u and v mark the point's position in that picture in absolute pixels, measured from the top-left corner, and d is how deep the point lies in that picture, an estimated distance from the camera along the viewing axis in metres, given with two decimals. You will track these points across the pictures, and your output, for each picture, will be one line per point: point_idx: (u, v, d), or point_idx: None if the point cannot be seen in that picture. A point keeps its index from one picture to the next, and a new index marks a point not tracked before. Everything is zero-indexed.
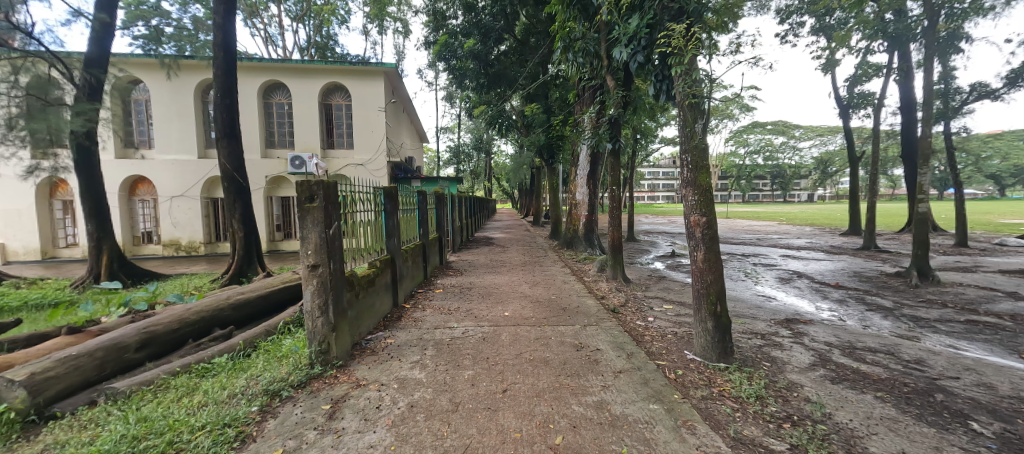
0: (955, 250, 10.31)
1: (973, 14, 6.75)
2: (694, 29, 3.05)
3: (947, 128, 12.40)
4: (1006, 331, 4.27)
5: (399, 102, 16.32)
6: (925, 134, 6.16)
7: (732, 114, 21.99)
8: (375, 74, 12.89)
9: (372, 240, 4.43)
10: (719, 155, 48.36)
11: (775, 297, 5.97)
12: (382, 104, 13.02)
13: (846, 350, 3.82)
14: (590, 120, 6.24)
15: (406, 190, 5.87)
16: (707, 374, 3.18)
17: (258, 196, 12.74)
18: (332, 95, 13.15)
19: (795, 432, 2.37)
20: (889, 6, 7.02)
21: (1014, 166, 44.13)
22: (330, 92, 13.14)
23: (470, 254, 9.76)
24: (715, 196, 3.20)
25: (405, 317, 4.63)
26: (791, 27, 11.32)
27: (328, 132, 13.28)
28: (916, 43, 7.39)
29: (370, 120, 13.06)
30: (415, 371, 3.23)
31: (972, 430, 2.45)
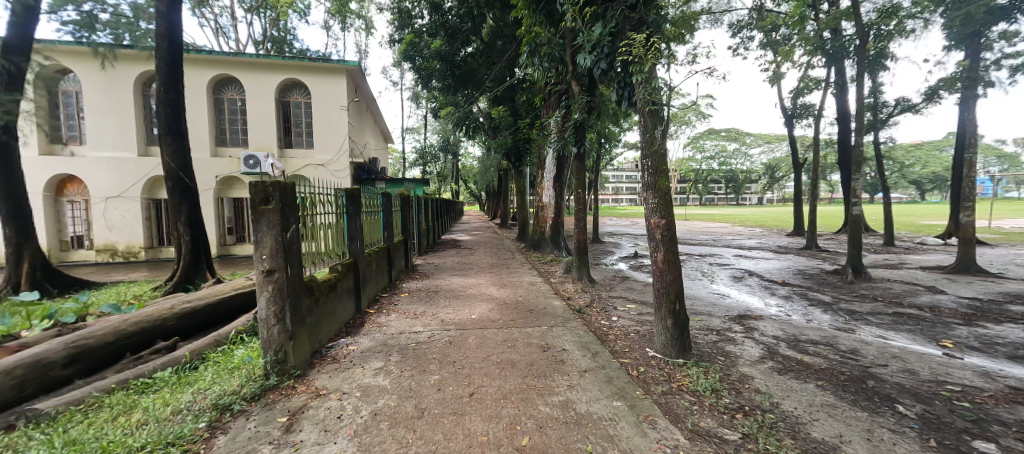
0: (884, 249, 11.36)
1: (898, 35, 7.43)
2: (653, 39, 3.18)
3: (875, 139, 13.64)
4: (928, 322, 4.73)
5: (363, 100, 15.83)
6: (860, 144, 6.69)
7: (690, 120, 23.08)
8: (336, 72, 12.48)
9: (333, 243, 4.25)
10: (679, 160, 50.83)
11: (729, 294, 6.31)
12: (344, 102, 12.55)
13: (792, 343, 4.09)
14: (556, 124, 6.27)
15: (369, 192, 5.67)
16: (668, 370, 3.30)
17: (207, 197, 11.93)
18: (291, 92, 12.58)
19: (746, 422, 2.53)
20: (826, 25, 7.62)
21: (931, 173, 49.56)
22: (289, 89, 12.56)
23: (437, 257, 9.65)
24: (674, 199, 3.33)
25: (368, 323, 4.49)
26: (741, 40, 12.02)
27: (287, 130, 12.67)
28: (850, 60, 8.02)
29: (331, 119, 12.57)
30: (378, 378, 3.14)
31: (898, 412, 2.72)
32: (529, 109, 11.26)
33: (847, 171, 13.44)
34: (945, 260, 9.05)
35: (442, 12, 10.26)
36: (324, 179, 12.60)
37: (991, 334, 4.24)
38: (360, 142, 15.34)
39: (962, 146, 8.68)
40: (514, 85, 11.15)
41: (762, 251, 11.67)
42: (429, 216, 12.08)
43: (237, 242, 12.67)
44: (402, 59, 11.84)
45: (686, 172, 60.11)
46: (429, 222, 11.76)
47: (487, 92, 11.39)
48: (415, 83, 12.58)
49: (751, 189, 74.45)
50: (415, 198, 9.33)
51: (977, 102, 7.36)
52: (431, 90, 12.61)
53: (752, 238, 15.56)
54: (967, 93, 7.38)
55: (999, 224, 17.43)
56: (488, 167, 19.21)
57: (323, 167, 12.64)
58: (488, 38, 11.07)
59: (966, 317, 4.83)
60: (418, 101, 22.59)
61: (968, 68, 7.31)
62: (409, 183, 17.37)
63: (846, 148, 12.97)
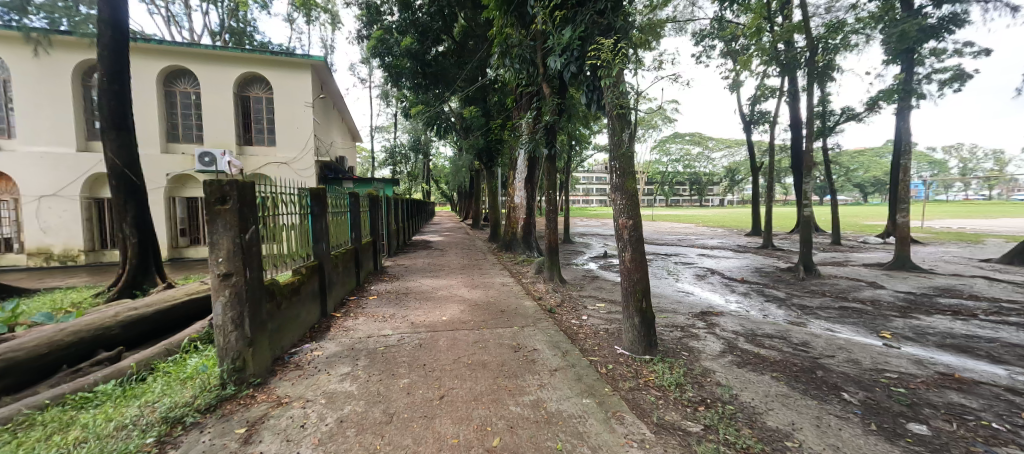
0: (831, 247, 12.22)
1: (843, 49, 7.98)
2: (620, 45, 3.27)
3: (824, 145, 14.64)
4: (869, 315, 5.12)
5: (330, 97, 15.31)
6: (810, 149, 7.14)
7: (656, 124, 23.86)
8: (301, 67, 12.03)
9: (297, 245, 4.09)
10: (646, 163, 52.47)
11: (693, 292, 6.58)
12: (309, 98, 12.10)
13: (750, 337, 4.31)
14: (528, 125, 6.31)
15: (336, 192, 5.49)
16: (635, 367, 3.39)
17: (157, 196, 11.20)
18: (253, 87, 11.99)
19: (708, 414, 2.65)
20: (780, 37, 8.07)
21: (872, 178, 53.87)
22: (251, 83, 11.97)
23: (407, 258, 9.47)
24: (640, 200, 3.42)
25: (335, 327, 4.34)
26: (704, 49, 12.55)
27: (247, 127, 12.07)
28: (802, 70, 8.53)
29: (297, 115, 12.09)
30: (344, 384, 3.04)
31: (844, 399, 2.93)
32: (501, 110, 11.30)
33: (799, 175, 14.34)
34: (884, 257, 9.84)
35: (413, 10, 10.10)
36: (289, 178, 12.09)
37: (923, 325, 4.64)
38: (326, 140, 14.84)
39: (897, 153, 9.47)
40: (486, 85, 11.15)
41: (723, 250, 12.24)
42: (400, 217, 11.83)
43: (191, 244, 12.01)
44: (371, 56, 11.53)
45: (654, 175, 62.23)
46: (399, 223, 11.54)
47: (460, 91, 11.32)
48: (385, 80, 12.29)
49: (714, 191, 78.07)
50: (385, 198, 9.12)
51: (910, 113, 8.06)
52: (400, 88, 12.34)
53: (714, 238, 16.29)
54: (902, 104, 8.06)
55: (930, 224, 19.17)
56: (461, 167, 19.09)
57: (286, 166, 12.08)
58: (460, 38, 10.98)
59: (901, 310, 5.26)
60: (389, 99, 22.15)
61: (903, 81, 7.98)
62: (378, 183, 16.97)
63: (798, 153, 13.83)
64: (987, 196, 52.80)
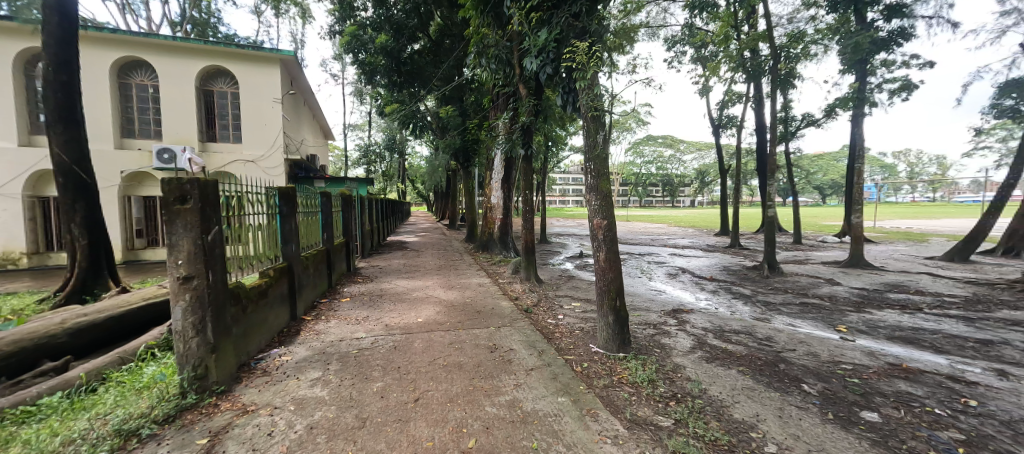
0: (793, 246, 12.85)
1: (803, 58, 8.40)
2: (595, 48, 3.33)
3: (787, 149, 15.41)
4: (827, 310, 5.42)
5: (301, 93, 14.83)
6: (773, 153, 7.47)
7: (630, 127, 24.41)
8: (269, 61, 11.60)
9: (264, 246, 3.93)
10: (621, 164, 53.61)
11: (664, 290, 6.77)
12: (278, 94, 11.69)
13: (718, 333, 4.47)
14: (504, 125, 6.32)
15: (306, 191, 5.32)
16: (609, 364, 3.46)
17: (110, 195, 10.53)
18: (217, 81, 11.47)
19: (678, 408, 2.73)
20: (746, 46, 8.40)
21: (831, 181, 57.15)
22: (215, 78, 11.45)
23: (382, 259, 9.29)
24: (614, 201, 3.49)
25: (305, 331, 4.20)
26: (676, 54, 12.94)
27: (211, 123, 11.53)
28: (766, 77, 8.93)
29: (265, 112, 11.65)
30: (315, 389, 2.95)
31: (804, 390, 3.09)
32: (478, 110, 11.29)
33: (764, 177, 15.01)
34: (840, 256, 10.45)
35: (387, 7, 9.91)
36: (256, 177, 11.61)
37: (875, 319, 4.96)
38: (296, 138, 14.36)
39: (852, 157, 10.08)
40: (463, 85, 11.10)
41: (693, 249, 12.66)
42: (374, 217, 11.60)
43: (149, 245, 11.41)
44: (344, 52, 11.22)
45: (629, 176, 63.64)
46: (373, 223, 11.30)
47: (436, 91, 11.22)
48: (359, 77, 11.99)
49: (686, 192, 80.75)
50: (358, 198, 8.93)
51: (864, 120, 8.59)
52: (375, 86, 12.08)
53: (685, 238, 16.82)
54: (857, 111, 8.57)
55: (880, 224, 20.54)
56: (439, 166, 18.91)
57: (253, 164, 11.57)
58: (436, 36, 10.88)
59: (856, 305, 5.60)
60: (364, 97, 21.65)
61: (857, 90, 8.49)
62: (352, 183, 16.56)
63: (763, 156, 14.48)
64: (932, 198, 57.11)
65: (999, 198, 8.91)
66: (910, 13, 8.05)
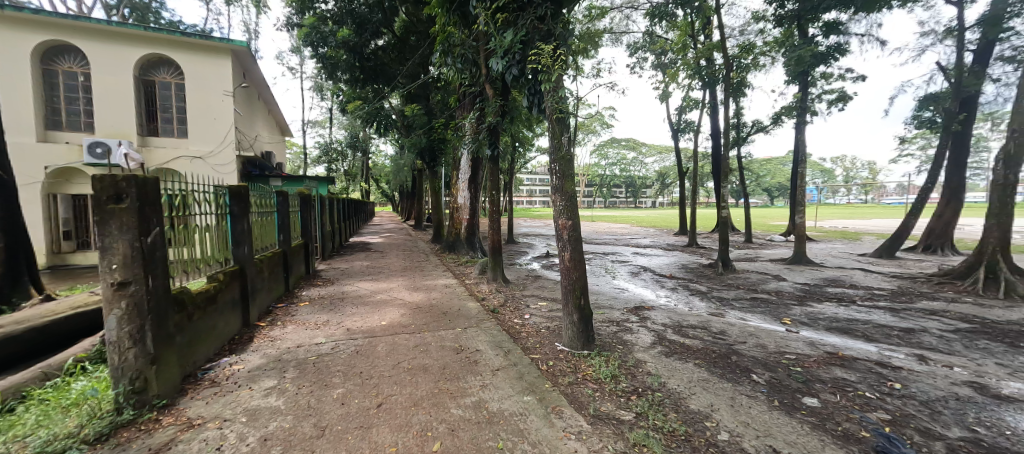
0: (745, 245, 13.70)
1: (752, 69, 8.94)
2: (559, 52, 3.39)
3: (739, 153, 16.40)
4: (774, 304, 5.81)
5: (254, 86, 14.05)
6: (727, 157, 7.90)
7: (595, 129, 25.06)
8: (220, 52, 10.91)
9: (212, 249, 3.68)
10: (586, 166, 54.93)
11: (627, 289, 7.00)
12: (230, 87, 11.01)
13: (676, 329, 4.67)
14: (470, 125, 6.29)
15: (261, 190, 5.05)
16: (574, 362, 3.53)
17: (32, 193, 9.47)
18: (158, 71, 10.61)
19: (639, 402, 2.83)
20: (701, 55, 8.83)
21: (778, 184, 61.52)
22: (155, 67, 10.59)
23: (344, 261, 8.98)
24: (578, 201, 3.56)
25: (259, 338, 3.99)
26: (638, 60, 13.40)
27: (152, 116, 10.68)
28: (721, 85, 9.42)
29: (215, 105, 10.94)
30: (269, 399, 2.80)
31: (753, 380, 3.29)
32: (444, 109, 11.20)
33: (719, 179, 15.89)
34: (785, 253, 11.25)
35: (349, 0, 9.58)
36: (203, 174, 10.86)
37: (816, 311, 5.38)
38: (249, 134, 13.55)
39: (796, 161, 10.86)
40: (430, 83, 10.95)
41: (654, 248, 13.18)
42: (336, 217, 11.20)
43: (78, 249, 10.36)
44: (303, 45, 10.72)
45: (595, 178, 65.31)
46: (334, 224, 10.87)
47: (401, 88, 10.98)
48: (318, 72, 11.50)
49: (649, 193, 84.05)
50: (319, 198, 8.59)
51: (806, 127, 9.28)
52: (335, 81, 11.65)
53: (646, 237, 17.47)
54: (800, 119, 9.25)
55: (820, 224, 22.36)
56: (405, 166, 18.52)
57: (202, 160, 10.86)
58: (401, 33, 10.67)
59: (799, 299, 6.05)
60: (325, 92, 20.80)
61: (800, 100, 9.16)
62: (313, 182, 15.86)
63: (718, 160, 15.30)
64: (864, 200, 62.90)
65: (919, 201, 9.93)
66: (845, 30, 8.79)
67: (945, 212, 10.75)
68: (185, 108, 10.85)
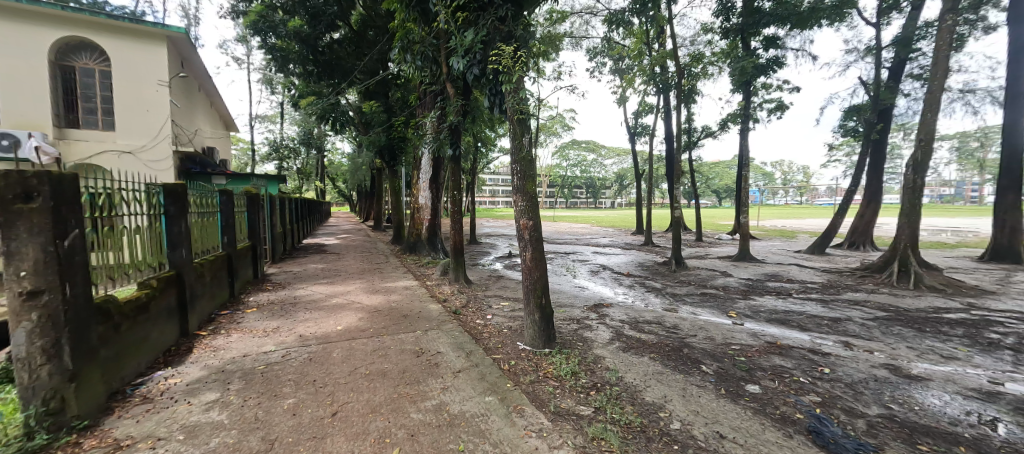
0: (696, 243, 14.53)
1: (701, 77, 9.46)
2: (520, 53, 3.42)
3: (690, 156, 17.37)
4: (722, 298, 6.21)
5: (193, 76, 13.02)
6: (679, 160, 8.31)
7: (556, 131, 25.51)
8: (153, 38, 10.06)
9: (144, 253, 3.37)
10: (549, 167, 55.82)
11: (587, 287, 7.20)
12: (166, 77, 10.20)
13: (633, 324, 4.86)
14: (431, 124, 6.19)
15: (202, 188, 4.69)
16: (535, 360, 3.58)
17: None
18: (77, 56, 9.53)
19: (598, 397, 2.93)
20: (655, 62, 9.21)
21: (726, 185, 65.90)
22: (74, 51, 9.51)
23: (297, 264, 8.53)
24: (539, 202, 3.62)
25: (199, 348, 3.72)
26: (597, 65, 13.79)
27: (71, 105, 9.57)
28: (673, 91, 9.88)
29: (149, 96, 10.09)
30: (211, 414, 2.61)
31: (702, 370, 3.50)
32: (404, 107, 10.96)
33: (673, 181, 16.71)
34: (731, 251, 12.06)
35: None
36: (134, 171, 9.97)
37: (758, 305, 5.81)
38: (188, 128, 12.55)
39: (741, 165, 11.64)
40: (389, 80, 10.66)
41: (613, 247, 13.66)
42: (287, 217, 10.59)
43: None
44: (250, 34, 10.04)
45: (558, 178, 66.54)
46: (286, 225, 10.29)
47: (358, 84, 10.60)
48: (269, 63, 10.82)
49: (610, 194, 86.86)
50: (267, 198, 8.11)
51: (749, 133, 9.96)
52: (288, 74, 11.03)
53: (605, 237, 18.05)
54: (743, 126, 9.92)
55: (761, 224, 24.18)
56: (365, 164, 17.93)
57: (131, 156, 9.97)
58: (358, 26, 10.31)
59: (743, 293, 6.51)
60: (275, 85, 19.60)
61: (744, 108, 9.81)
62: (262, 180, 14.88)
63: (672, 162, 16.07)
64: (799, 200, 68.85)
65: (845, 202, 10.97)
66: (782, 45, 9.53)
67: (865, 212, 11.83)
68: (112, 98, 9.87)
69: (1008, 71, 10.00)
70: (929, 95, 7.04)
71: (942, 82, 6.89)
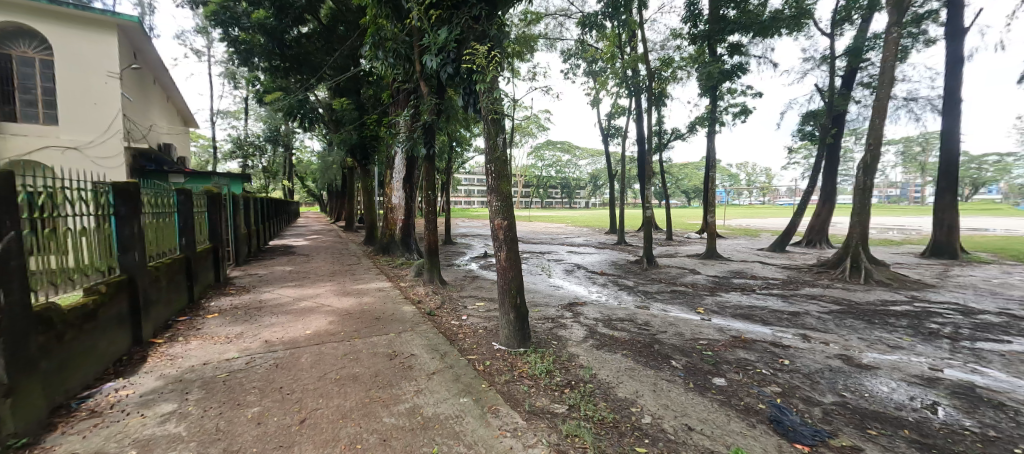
0: (666, 242, 15.00)
1: (670, 81, 9.74)
2: (494, 53, 3.42)
3: (661, 158, 17.88)
4: (690, 295, 6.44)
5: (146, 68, 12.26)
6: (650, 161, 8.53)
7: (532, 132, 25.64)
8: (102, 27, 9.49)
9: (92, 256, 3.15)
10: (524, 167, 56.15)
11: (562, 286, 7.29)
12: (116, 68, 9.60)
13: (607, 322, 4.96)
14: (404, 123, 6.09)
15: (156, 187, 4.43)
16: (510, 360, 3.60)
17: None
18: (15, 43, 8.78)
19: (572, 394, 2.97)
20: (627, 65, 9.41)
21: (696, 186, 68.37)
22: (8, 38, 8.72)
23: (263, 267, 8.19)
24: (513, 202, 3.63)
25: (155, 357, 3.51)
26: (571, 66, 13.96)
27: (6, 96, 8.77)
28: (644, 94, 10.13)
29: (96, 88, 9.45)
30: (167, 426, 2.46)
31: (671, 365, 3.62)
32: (377, 104, 10.73)
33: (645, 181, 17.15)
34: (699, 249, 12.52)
35: None
36: (79, 169, 9.27)
37: (725, 300, 6.06)
38: (141, 123, 11.80)
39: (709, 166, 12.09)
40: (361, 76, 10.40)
41: (587, 247, 13.88)
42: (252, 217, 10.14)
43: None
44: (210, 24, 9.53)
45: (534, 178, 66.99)
46: (251, 226, 9.85)
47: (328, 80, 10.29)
48: (232, 56, 10.32)
49: (586, 194, 88.23)
50: (230, 197, 7.74)
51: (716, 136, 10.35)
52: (253, 68, 10.55)
53: (579, 236, 18.32)
54: (710, 129, 10.31)
55: (727, 223, 25.23)
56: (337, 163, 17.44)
57: (77, 152, 9.24)
58: (328, 21, 10.00)
59: (711, 290, 6.77)
60: (240, 79, 18.72)
61: (710, 111, 10.19)
62: (224, 179, 14.16)
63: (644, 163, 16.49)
64: (763, 200, 72.38)
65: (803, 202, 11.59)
66: (745, 52, 9.96)
67: (822, 212, 12.54)
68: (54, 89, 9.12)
69: (946, 81, 10.87)
70: (878, 102, 7.54)
71: (889, 91, 7.40)
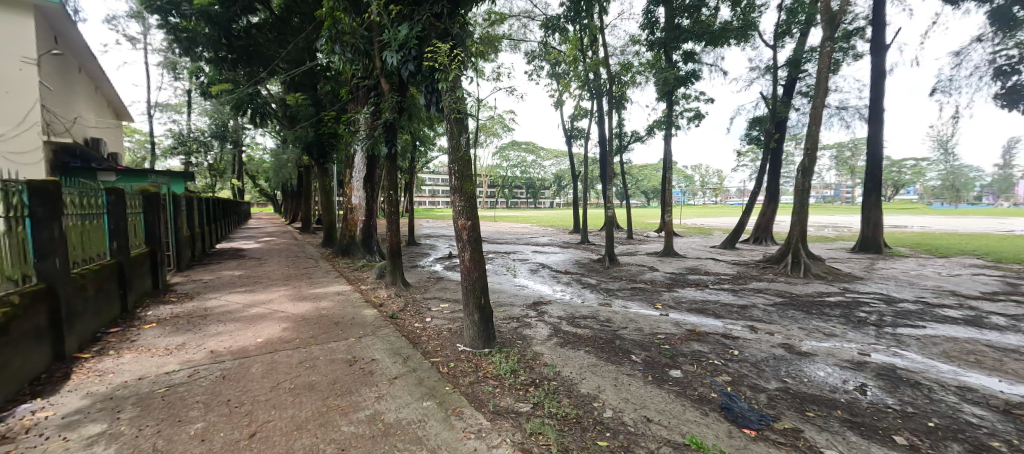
0: (627, 241, 15.54)
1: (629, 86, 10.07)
2: (455, 51, 3.39)
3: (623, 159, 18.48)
4: (649, 292, 6.71)
5: (68, 54, 11.03)
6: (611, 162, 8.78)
7: (497, 131, 25.66)
8: (16, 7, 8.47)
9: (3, 263, 2.82)
10: (490, 167, 56.11)
11: (527, 285, 7.37)
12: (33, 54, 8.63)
13: (570, 320, 5.07)
14: (363, 121, 5.89)
15: (82, 186, 4.03)
16: (475, 361, 3.59)
17: None
18: None
19: (536, 393, 3.01)
20: (588, 68, 9.63)
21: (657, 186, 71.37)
22: None
23: (209, 272, 7.64)
24: (477, 202, 3.62)
25: (81, 373, 3.19)
26: (535, 68, 14.10)
27: None
28: (605, 97, 10.41)
29: (9, 75, 8.43)
30: (95, 449, 2.24)
31: (631, 360, 3.77)
32: (335, 101, 10.32)
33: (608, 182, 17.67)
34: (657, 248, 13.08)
35: None
36: None
37: (682, 296, 6.38)
38: (63, 114, 10.61)
39: (666, 168, 12.64)
40: (318, 71, 9.96)
41: (552, 246, 14.10)
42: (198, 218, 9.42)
43: None
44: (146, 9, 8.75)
45: (502, 178, 67.13)
46: (196, 227, 9.15)
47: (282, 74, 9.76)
48: (172, 44, 9.53)
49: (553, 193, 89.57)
50: (170, 197, 7.16)
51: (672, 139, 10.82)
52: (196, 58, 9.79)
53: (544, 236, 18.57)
54: (667, 133, 10.77)
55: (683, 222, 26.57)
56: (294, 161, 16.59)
57: None
58: (281, 11, 9.48)
59: (668, 286, 7.10)
60: (182, 69, 17.30)
61: (667, 115, 10.64)
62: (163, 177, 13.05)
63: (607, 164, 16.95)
64: (717, 200, 76.84)
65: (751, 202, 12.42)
66: (698, 60, 10.50)
67: (767, 211, 13.48)
68: None
69: (872, 93, 12.01)
70: (814, 110, 8.19)
71: (823, 100, 8.07)
